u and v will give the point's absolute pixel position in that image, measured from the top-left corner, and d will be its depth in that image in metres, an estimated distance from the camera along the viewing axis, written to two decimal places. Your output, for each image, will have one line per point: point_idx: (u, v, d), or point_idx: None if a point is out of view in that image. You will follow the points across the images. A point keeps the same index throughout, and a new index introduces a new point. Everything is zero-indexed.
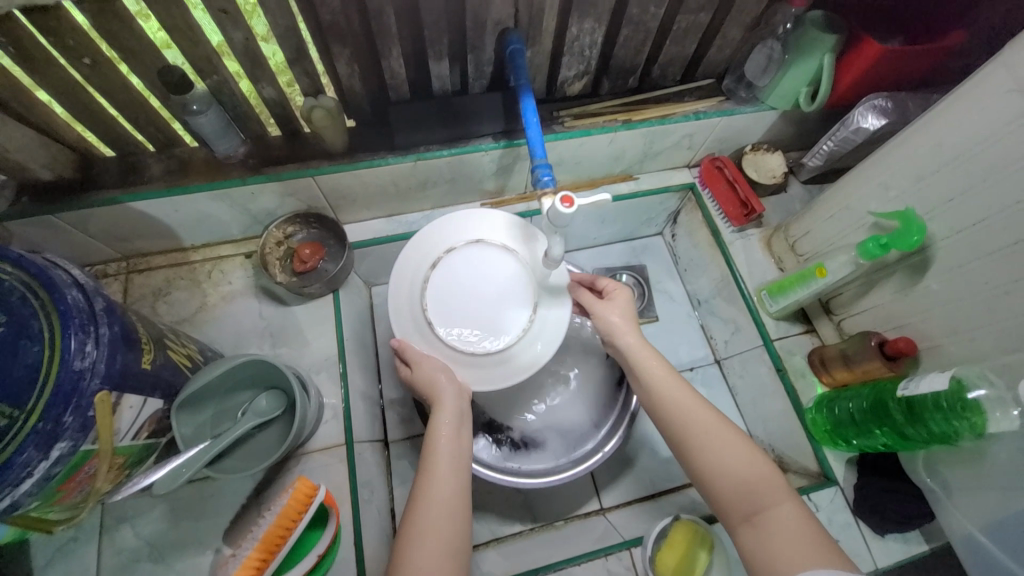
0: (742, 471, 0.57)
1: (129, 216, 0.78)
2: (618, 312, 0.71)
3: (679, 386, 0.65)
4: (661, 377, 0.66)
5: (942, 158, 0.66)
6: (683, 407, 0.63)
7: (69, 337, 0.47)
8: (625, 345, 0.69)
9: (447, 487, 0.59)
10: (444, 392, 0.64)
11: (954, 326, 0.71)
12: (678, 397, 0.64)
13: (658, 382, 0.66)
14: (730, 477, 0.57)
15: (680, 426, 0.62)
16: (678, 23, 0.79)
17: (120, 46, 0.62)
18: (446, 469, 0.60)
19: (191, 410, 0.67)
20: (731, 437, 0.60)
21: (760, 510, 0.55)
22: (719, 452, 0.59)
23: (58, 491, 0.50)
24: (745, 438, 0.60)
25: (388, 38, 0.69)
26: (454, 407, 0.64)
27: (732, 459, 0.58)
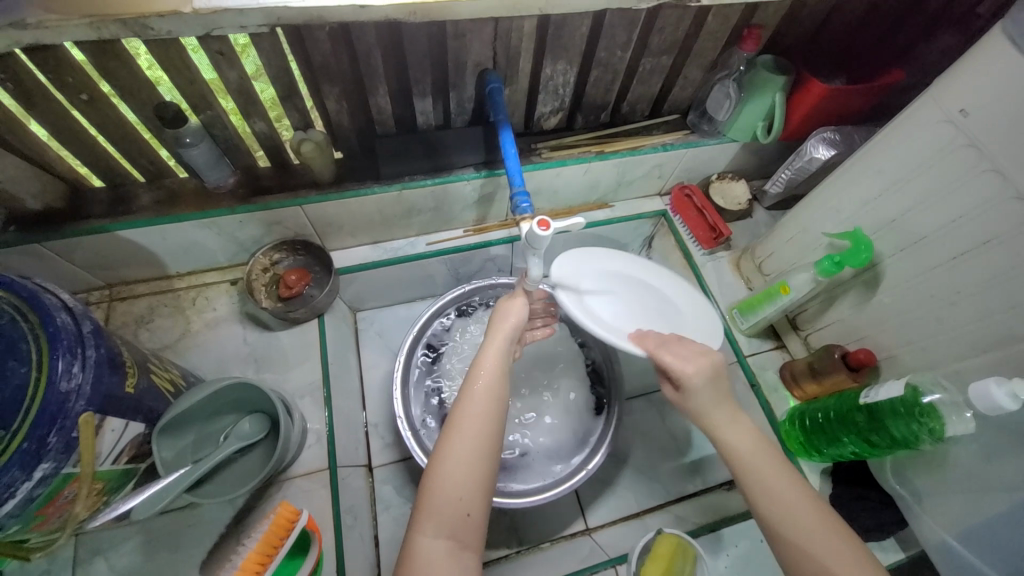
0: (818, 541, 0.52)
1: (117, 244, 0.79)
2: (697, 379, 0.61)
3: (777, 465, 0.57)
4: (753, 455, 0.58)
5: (884, 183, 0.73)
6: (779, 495, 0.54)
7: (56, 358, 0.48)
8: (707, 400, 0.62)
9: (486, 440, 0.58)
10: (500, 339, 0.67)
11: (909, 338, 0.76)
12: (770, 475, 0.56)
13: (748, 455, 0.58)
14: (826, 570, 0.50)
15: (774, 511, 0.54)
16: (643, 65, 0.87)
17: (118, 83, 0.65)
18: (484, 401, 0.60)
19: (172, 435, 0.67)
20: (830, 526, 0.53)
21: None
22: (816, 542, 0.52)
23: (38, 515, 0.50)
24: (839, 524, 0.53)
25: (375, 77, 0.74)
26: (500, 355, 0.65)
27: (830, 554, 0.51)
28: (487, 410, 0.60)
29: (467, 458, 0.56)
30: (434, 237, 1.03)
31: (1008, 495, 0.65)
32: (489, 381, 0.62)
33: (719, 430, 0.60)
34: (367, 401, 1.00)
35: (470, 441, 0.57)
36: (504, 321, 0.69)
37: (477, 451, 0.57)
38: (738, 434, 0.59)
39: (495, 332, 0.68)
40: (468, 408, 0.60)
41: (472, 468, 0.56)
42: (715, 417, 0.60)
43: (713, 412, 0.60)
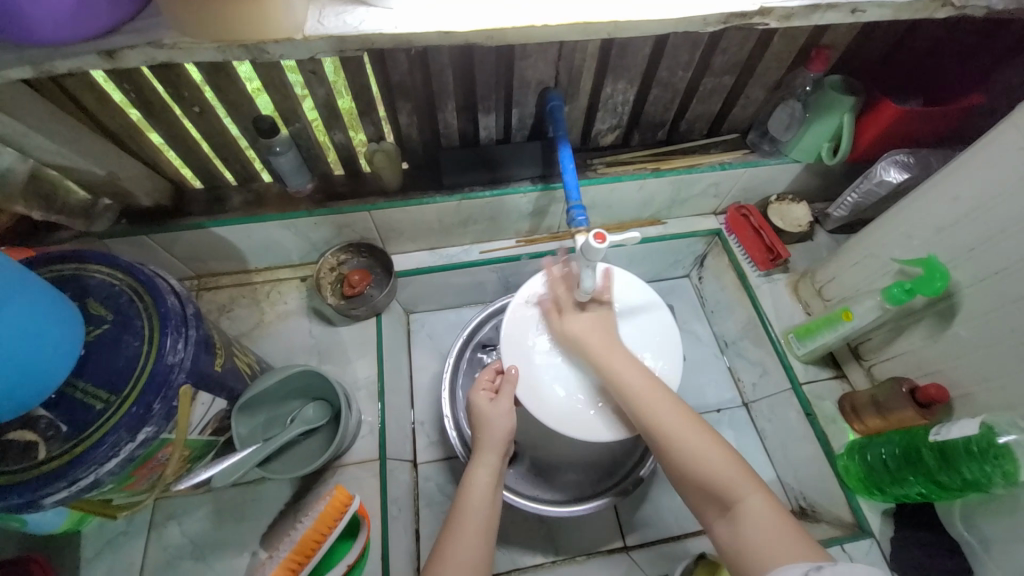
0: (700, 462, 0.59)
1: (209, 238, 0.89)
2: (584, 318, 0.74)
3: (651, 390, 0.66)
4: (636, 381, 0.67)
5: (962, 209, 0.69)
6: (659, 414, 0.63)
7: (166, 335, 0.55)
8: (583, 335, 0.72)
9: (484, 541, 0.63)
10: (492, 442, 0.72)
11: (986, 374, 0.71)
12: (648, 394, 0.65)
13: (624, 378, 0.67)
14: (702, 476, 0.58)
15: (657, 426, 0.63)
16: (704, 85, 0.87)
17: (224, 97, 0.74)
18: (472, 524, 0.64)
19: (249, 412, 0.74)
20: (700, 434, 0.61)
21: (729, 502, 0.56)
22: (690, 451, 0.60)
23: (132, 475, 0.57)
24: (708, 432, 0.62)
25: (445, 94, 0.80)
26: (492, 457, 0.72)
27: (704, 463, 0.59)
28: (481, 508, 0.66)
29: (468, 550, 0.61)
30: (488, 246, 1.07)
31: None
32: (479, 486, 0.68)
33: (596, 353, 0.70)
34: (415, 399, 1.04)
35: (468, 539, 0.62)
36: (493, 430, 0.73)
37: (475, 553, 0.61)
38: (607, 351, 0.70)
39: (485, 435, 0.73)
40: (462, 509, 0.66)
41: None
42: (598, 347, 0.71)
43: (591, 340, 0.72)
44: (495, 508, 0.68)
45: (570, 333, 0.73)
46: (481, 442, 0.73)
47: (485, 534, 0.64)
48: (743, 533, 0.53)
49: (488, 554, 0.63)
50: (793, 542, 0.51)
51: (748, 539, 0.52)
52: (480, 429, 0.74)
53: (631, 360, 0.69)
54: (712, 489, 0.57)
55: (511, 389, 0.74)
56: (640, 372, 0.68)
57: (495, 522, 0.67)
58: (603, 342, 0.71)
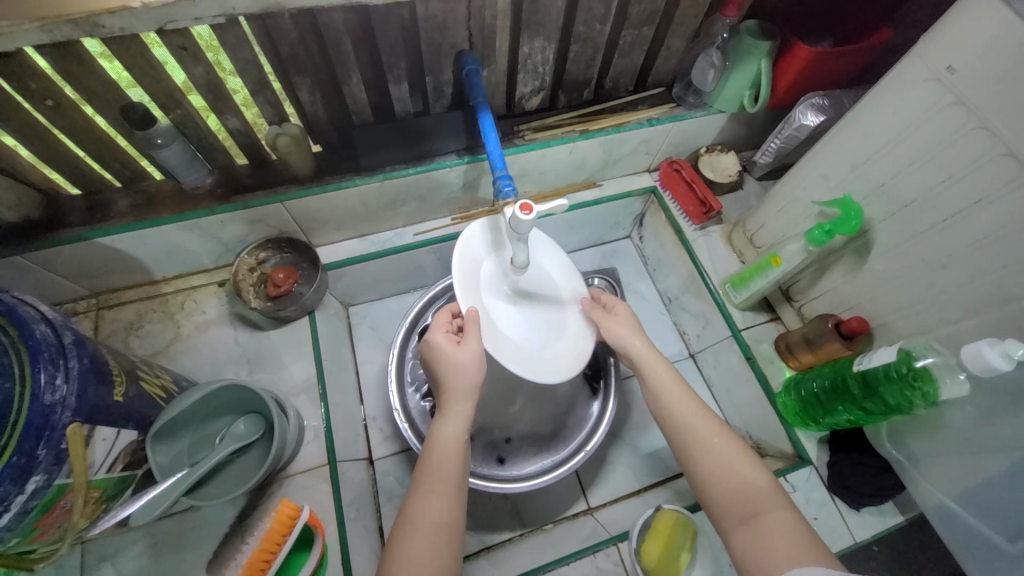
0: (734, 476, 0.59)
1: (98, 251, 0.78)
2: (616, 319, 0.76)
3: (696, 408, 0.65)
4: (682, 401, 0.65)
5: (871, 147, 0.71)
6: (702, 431, 0.62)
7: (38, 371, 0.48)
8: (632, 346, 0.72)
9: (457, 496, 0.60)
10: (459, 385, 0.65)
11: (900, 303, 0.76)
12: (691, 413, 0.64)
13: (668, 398, 0.66)
14: (731, 489, 0.58)
15: (695, 444, 0.62)
16: (624, 38, 0.84)
17: (82, 86, 0.64)
18: (445, 479, 0.60)
19: (168, 439, 0.68)
20: (740, 454, 0.60)
21: (755, 513, 0.55)
22: (722, 467, 0.59)
23: (37, 526, 0.50)
24: (746, 450, 0.61)
25: (347, 65, 0.72)
26: (461, 400, 0.65)
27: (738, 479, 0.58)
28: (451, 460, 0.61)
29: (441, 505, 0.58)
30: (421, 227, 1.02)
31: (1001, 454, 0.66)
32: (449, 437, 0.63)
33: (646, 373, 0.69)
34: (365, 395, 1.00)
35: (441, 498, 0.59)
36: (457, 373, 0.66)
37: (451, 514, 0.58)
38: (664, 379, 0.68)
39: (454, 381, 0.65)
40: (435, 470, 0.61)
41: (436, 555, 0.55)
42: (649, 367, 0.70)
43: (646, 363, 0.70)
44: (465, 459, 0.63)
45: (611, 336, 0.75)
46: (450, 389, 0.66)
47: (458, 494, 0.61)
48: (763, 539, 0.53)
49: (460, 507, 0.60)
50: (812, 551, 0.50)
51: (769, 548, 0.52)
52: (447, 376, 0.66)
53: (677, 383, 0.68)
54: (741, 501, 0.57)
55: (477, 331, 0.67)
56: (685, 393, 0.67)
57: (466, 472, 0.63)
58: (652, 365, 0.70)
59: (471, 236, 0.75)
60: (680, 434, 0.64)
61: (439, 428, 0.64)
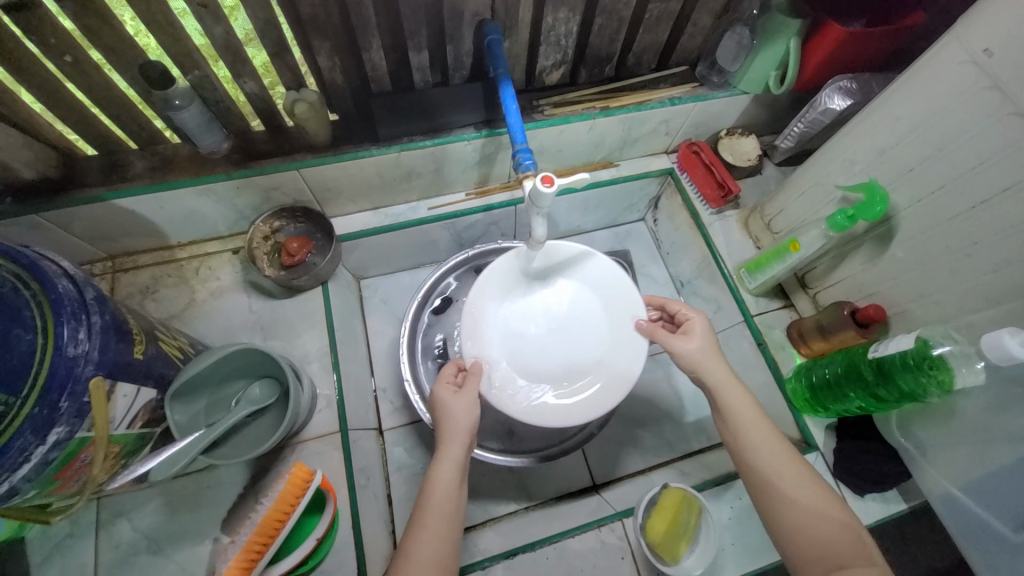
0: (822, 529, 0.57)
1: (114, 213, 0.78)
2: (689, 343, 0.69)
3: (784, 451, 0.63)
4: (769, 442, 0.63)
5: (901, 131, 0.70)
6: (789, 476, 0.60)
7: (62, 325, 0.48)
8: (711, 374, 0.67)
9: (451, 532, 0.60)
10: (450, 432, 0.64)
11: (920, 291, 0.75)
12: (776, 455, 0.62)
13: (754, 436, 0.63)
14: (818, 541, 0.56)
15: (783, 488, 0.60)
16: (650, 12, 0.82)
17: (102, 43, 0.63)
18: (439, 517, 0.60)
19: (185, 399, 0.69)
20: (828, 500, 0.59)
21: (841, 568, 0.54)
22: (808, 516, 0.58)
23: (56, 479, 0.51)
24: (839, 503, 0.60)
25: (368, 31, 0.71)
26: (455, 443, 0.64)
27: (831, 533, 0.57)
28: (443, 499, 0.61)
29: (435, 544, 0.58)
30: (436, 202, 1.01)
31: (1011, 445, 0.66)
32: (445, 478, 0.62)
33: (729, 404, 0.65)
34: (375, 367, 1.01)
35: (435, 542, 0.58)
36: (450, 415, 0.65)
37: (441, 552, 0.58)
38: (748, 413, 0.65)
39: (448, 424, 0.65)
40: (429, 507, 0.60)
41: None
42: (734, 399, 0.65)
43: (730, 394, 0.66)
44: (460, 497, 0.63)
45: (685, 359, 0.68)
46: (444, 431, 0.65)
47: (451, 530, 0.60)
48: None
49: (454, 546, 0.60)
50: None
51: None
52: (442, 419, 0.66)
53: (762, 419, 0.65)
54: (828, 554, 0.55)
55: (476, 382, 0.68)
56: (772, 433, 0.64)
57: (460, 510, 0.62)
58: (736, 397, 0.66)
59: (484, 279, 0.76)
60: (763, 475, 0.61)
61: (435, 467, 0.63)
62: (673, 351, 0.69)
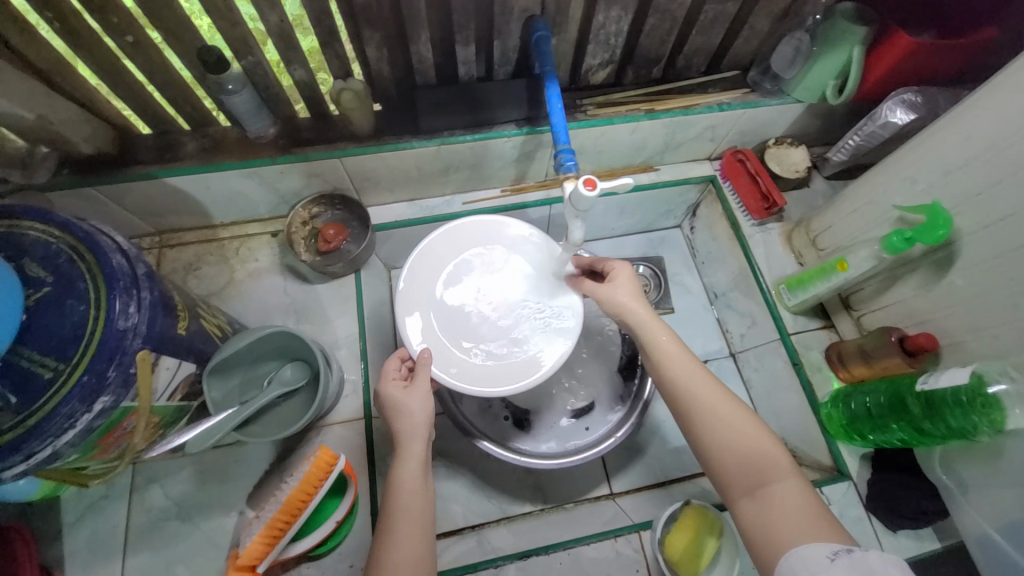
0: (740, 444, 0.57)
1: (164, 191, 0.81)
2: (611, 285, 0.69)
3: (699, 374, 0.62)
4: (687, 369, 0.62)
5: (971, 152, 0.65)
6: (705, 399, 0.60)
7: (114, 298, 0.50)
8: (630, 313, 0.67)
9: (425, 532, 0.59)
10: (407, 424, 0.65)
11: (978, 323, 0.70)
12: (693, 379, 0.61)
13: (671, 365, 0.63)
14: (736, 458, 0.56)
15: (702, 414, 0.59)
16: (705, 13, 0.79)
17: (162, 26, 0.65)
18: (410, 516, 0.59)
19: (222, 376, 0.71)
20: (746, 421, 0.58)
21: (762, 486, 0.54)
22: (728, 437, 0.57)
23: (98, 444, 0.54)
24: (756, 420, 0.59)
25: (417, 23, 0.71)
26: (416, 445, 0.64)
27: (747, 448, 0.56)
28: (413, 492, 0.61)
29: (412, 542, 0.57)
30: (471, 197, 1.01)
31: None
32: (412, 475, 0.62)
33: (649, 337, 0.65)
34: None
35: (407, 541, 0.57)
36: (399, 408, 0.65)
37: (418, 550, 0.57)
38: (666, 345, 0.64)
39: (405, 416, 0.66)
40: (398, 508, 0.60)
41: None
42: (653, 331, 0.65)
43: (645, 325, 0.66)
44: (428, 496, 0.62)
45: (610, 304, 0.68)
46: (399, 430, 0.65)
47: (424, 526, 0.60)
48: (770, 512, 0.52)
49: (429, 549, 0.58)
50: (824, 526, 0.50)
51: (775, 520, 0.52)
52: (394, 417, 0.66)
53: (677, 348, 0.64)
54: (750, 473, 0.55)
55: (426, 371, 0.69)
56: (687, 359, 0.63)
57: (430, 512, 0.61)
58: (654, 330, 0.65)
59: (416, 266, 0.78)
60: (682, 401, 0.61)
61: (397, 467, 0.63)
62: (598, 299, 0.70)
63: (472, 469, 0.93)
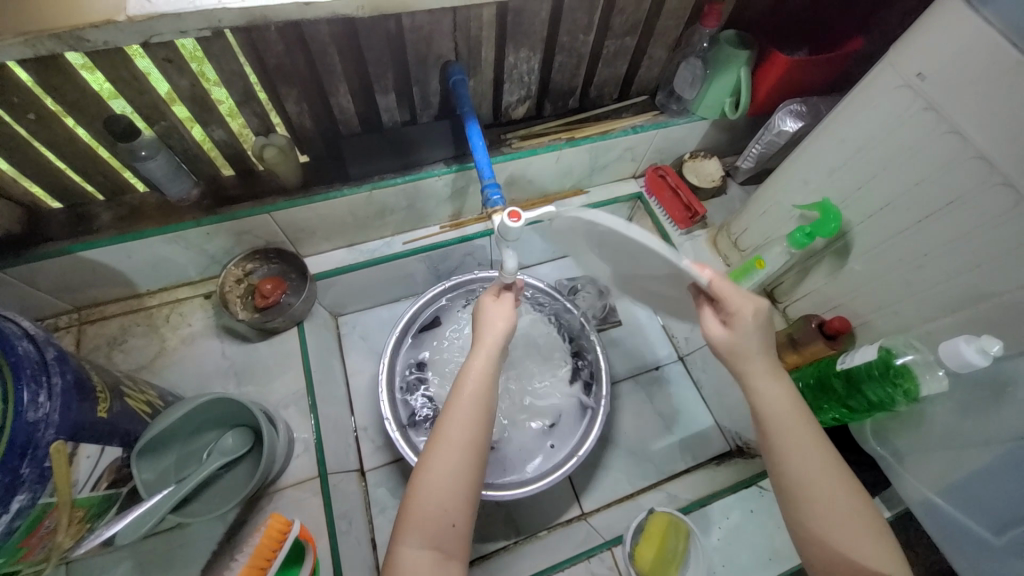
0: (853, 543, 0.52)
1: (80, 265, 0.77)
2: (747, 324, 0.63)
3: (821, 458, 0.57)
4: (807, 449, 0.57)
5: (848, 152, 0.73)
6: (824, 484, 0.55)
7: (21, 388, 0.47)
8: (753, 376, 0.62)
9: (479, 429, 0.59)
10: (489, 334, 0.66)
11: (880, 302, 0.78)
12: (813, 463, 0.56)
13: (787, 436, 0.58)
14: (845, 555, 0.52)
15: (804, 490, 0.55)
16: (607, 48, 0.86)
17: (65, 100, 0.63)
18: (465, 411, 0.59)
19: (153, 456, 0.67)
20: (866, 522, 0.54)
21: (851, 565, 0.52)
22: (833, 522, 0.53)
23: (21, 547, 0.49)
24: (880, 524, 0.54)
25: (334, 77, 0.73)
26: (487, 351, 0.65)
27: (860, 548, 0.52)
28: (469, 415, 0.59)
29: (463, 423, 0.59)
30: (410, 236, 1.02)
31: (981, 449, 0.67)
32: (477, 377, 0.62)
33: (768, 403, 0.60)
34: (355, 405, 0.99)
35: (454, 459, 0.57)
36: (489, 320, 0.68)
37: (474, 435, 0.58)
38: (783, 409, 0.59)
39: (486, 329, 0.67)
40: (457, 394, 0.61)
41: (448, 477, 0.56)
42: (771, 403, 0.60)
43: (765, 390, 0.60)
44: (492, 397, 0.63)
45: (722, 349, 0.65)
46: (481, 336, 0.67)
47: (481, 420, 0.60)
48: None
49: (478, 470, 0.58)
50: None
51: None
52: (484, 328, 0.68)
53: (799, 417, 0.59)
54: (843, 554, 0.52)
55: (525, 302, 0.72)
56: (810, 439, 0.58)
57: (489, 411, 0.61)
58: (777, 405, 0.60)
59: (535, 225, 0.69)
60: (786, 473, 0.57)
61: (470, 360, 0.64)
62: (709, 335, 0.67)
63: None
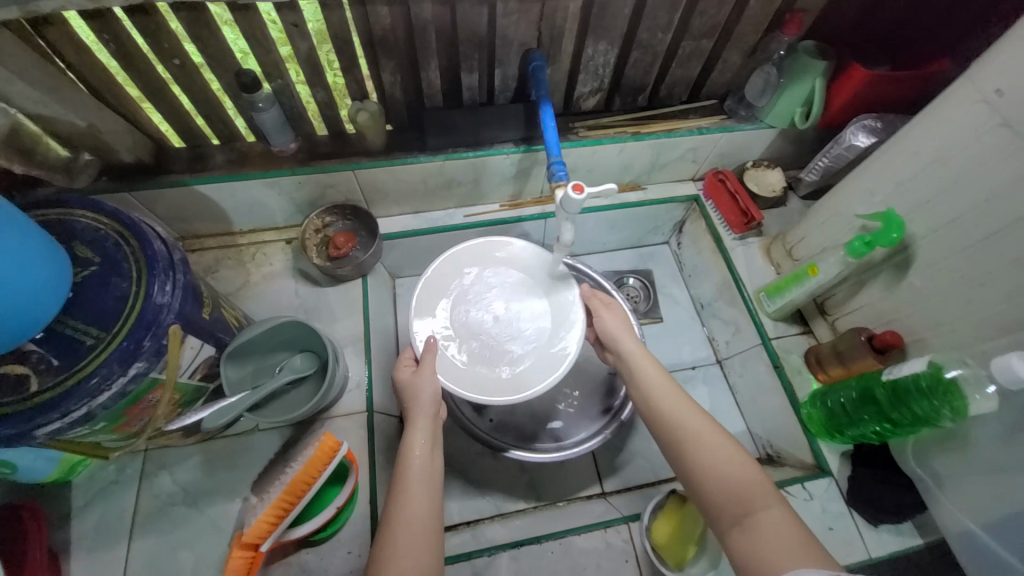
0: (731, 475, 0.60)
1: (192, 197, 0.89)
2: (618, 322, 0.77)
3: (689, 407, 0.66)
4: (676, 402, 0.67)
5: (919, 165, 0.73)
6: (695, 429, 0.64)
7: (154, 277, 0.56)
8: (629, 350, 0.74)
9: (430, 482, 0.64)
10: (426, 407, 0.70)
11: (937, 319, 0.76)
12: (684, 412, 0.66)
13: (667, 405, 0.67)
14: (724, 480, 0.59)
15: (690, 434, 0.64)
16: (683, 47, 0.89)
17: (205, 50, 0.74)
18: (418, 468, 0.64)
19: (238, 362, 0.77)
20: (734, 454, 0.61)
21: (750, 512, 0.56)
22: (709, 454, 0.61)
23: (124, 414, 0.58)
24: (744, 455, 0.62)
25: (428, 52, 0.80)
26: (427, 421, 0.69)
27: (727, 472, 0.60)
28: (421, 491, 0.62)
29: (417, 483, 0.63)
30: (472, 210, 1.09)
31: None
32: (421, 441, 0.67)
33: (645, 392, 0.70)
34: None
35: (413, 519, 0.59)
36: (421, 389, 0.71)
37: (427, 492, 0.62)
38: (661, 388, 0.70)
39: (415, 400, 0.71)
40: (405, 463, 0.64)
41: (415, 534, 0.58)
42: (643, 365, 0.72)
43: (645, 375, 0.71)
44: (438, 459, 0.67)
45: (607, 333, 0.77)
46: (413, 408, 0.70)
47: (431, 468, 0.65)
48: (759, 538, 0.53)
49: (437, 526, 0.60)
50: (811, 551, 0.51)
51: (771, 543, 0.52)
52: (410, 399, 0.72)
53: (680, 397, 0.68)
54: (736, 501, 0.57)
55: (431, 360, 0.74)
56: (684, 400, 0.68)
57: (438, 475, 0.66)
58: (646, 365, 0.72)
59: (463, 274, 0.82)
60: (658, 412, 0.68)
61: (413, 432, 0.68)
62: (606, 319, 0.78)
63: (468, 465, 0.96)
